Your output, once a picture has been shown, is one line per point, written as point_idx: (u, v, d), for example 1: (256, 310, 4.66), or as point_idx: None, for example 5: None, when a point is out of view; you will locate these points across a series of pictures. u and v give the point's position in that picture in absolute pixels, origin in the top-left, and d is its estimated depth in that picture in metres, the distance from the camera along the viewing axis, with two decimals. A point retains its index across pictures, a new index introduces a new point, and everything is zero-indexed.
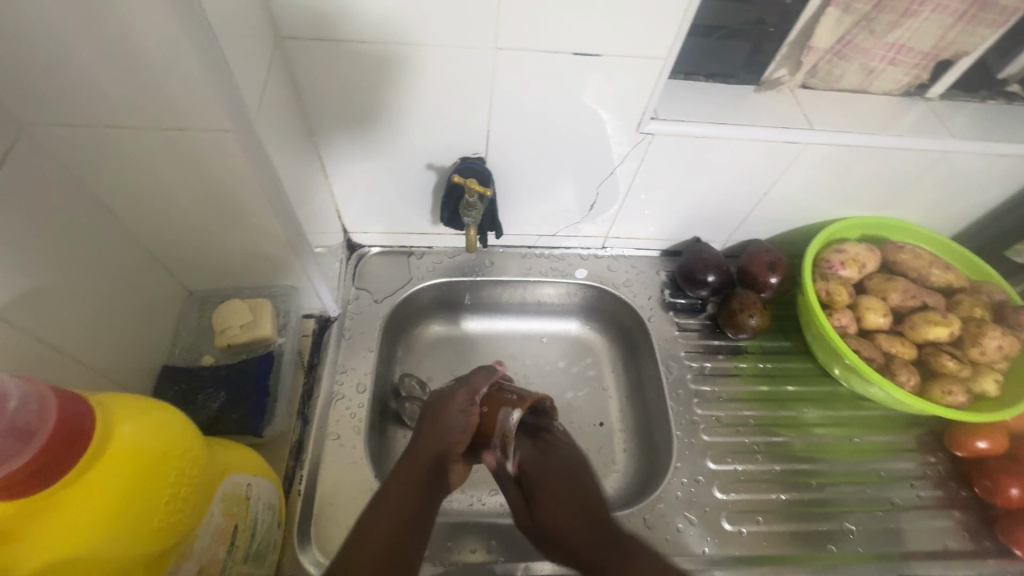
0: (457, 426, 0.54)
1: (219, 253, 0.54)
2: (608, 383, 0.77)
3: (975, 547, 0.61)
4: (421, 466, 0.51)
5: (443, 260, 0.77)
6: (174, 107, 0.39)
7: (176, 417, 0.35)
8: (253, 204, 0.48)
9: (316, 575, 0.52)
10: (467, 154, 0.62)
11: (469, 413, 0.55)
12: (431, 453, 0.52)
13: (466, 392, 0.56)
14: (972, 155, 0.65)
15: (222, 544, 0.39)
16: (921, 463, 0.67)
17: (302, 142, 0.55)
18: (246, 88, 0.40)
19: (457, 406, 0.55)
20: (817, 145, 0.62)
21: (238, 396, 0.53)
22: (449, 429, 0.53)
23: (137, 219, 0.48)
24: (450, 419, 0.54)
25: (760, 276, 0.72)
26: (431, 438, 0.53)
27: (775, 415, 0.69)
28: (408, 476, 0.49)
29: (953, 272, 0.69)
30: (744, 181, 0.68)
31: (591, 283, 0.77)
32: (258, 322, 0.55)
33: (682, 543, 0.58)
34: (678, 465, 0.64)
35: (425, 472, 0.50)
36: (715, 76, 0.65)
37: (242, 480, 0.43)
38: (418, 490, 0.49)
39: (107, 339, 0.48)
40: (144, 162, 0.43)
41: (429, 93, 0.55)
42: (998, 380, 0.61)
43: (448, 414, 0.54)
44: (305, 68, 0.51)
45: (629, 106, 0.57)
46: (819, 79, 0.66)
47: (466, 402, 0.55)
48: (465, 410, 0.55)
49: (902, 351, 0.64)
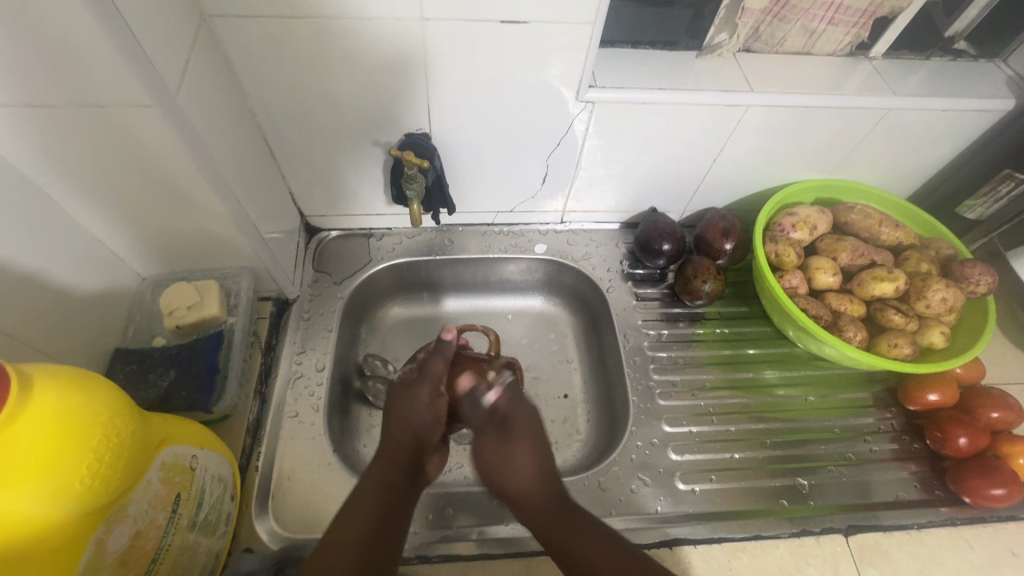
0: (426, 418, 0.52)
1: (165, 236, 0.54)
2: (572, 356, 0.78)
3: (928, 497, 0.62)
4: (393, 462, 0.49)
5: (403, 241, 0.77)
6: (92, 85, 0.39)
7: (106, 385, 0.36)
8: (193, 189, 0.49)
9: (271, 544, 0.53)
10: (411, 130, 0.63)
11: (437, 403, 0.53)
12: (403, 448, 0.50)
13: (428, 382, 0.54)
14: (917, 113, 0.65)
15: (162, 510, 0.41)
16: (877, 418, 0.68)
17: (243, 124, 0.56)
18: (160, 64, 0.41)
19: (422, 398, 0.53)
20: (759, 108, 0.63)
21: (187, 374, 0.54)
22: (417, 420, 0.52)
23: (76, 204, 0.48)
24: (416, 410, 0.52)
25: (715, 243, 0.72)
26: (404, 433, 0.51)
27: (733, 377, 0.70)
28: (380, 473, 0.48)
29: (902, 230, 0.70)
30: (693, 149, 0.68)
31: (550, 258, 0.78)
32: (205, 302, 0.57)
33: (635, 502, 0.59)
34: (634, 429, 0.65)
35: (400, 471, 0.49)
36: (658, 43, 0.66)
37: (184, 451, 0.44)
38: (390, 482, 0.48)
39: (56, 321, 0.48)
40: (75, 143, 0.43)
41: (363, 68, 0.56)
42: (944, 332, 0.64)
43: (414, 403, 0.52)
44: (237, 48, 0.52)
45: (567, 74, 0.58)
46: (762, 42, 0.66)
47: (431, 392, 0.53)
48: (432, 400, 0.53)
49: (851, 308, 0.66)
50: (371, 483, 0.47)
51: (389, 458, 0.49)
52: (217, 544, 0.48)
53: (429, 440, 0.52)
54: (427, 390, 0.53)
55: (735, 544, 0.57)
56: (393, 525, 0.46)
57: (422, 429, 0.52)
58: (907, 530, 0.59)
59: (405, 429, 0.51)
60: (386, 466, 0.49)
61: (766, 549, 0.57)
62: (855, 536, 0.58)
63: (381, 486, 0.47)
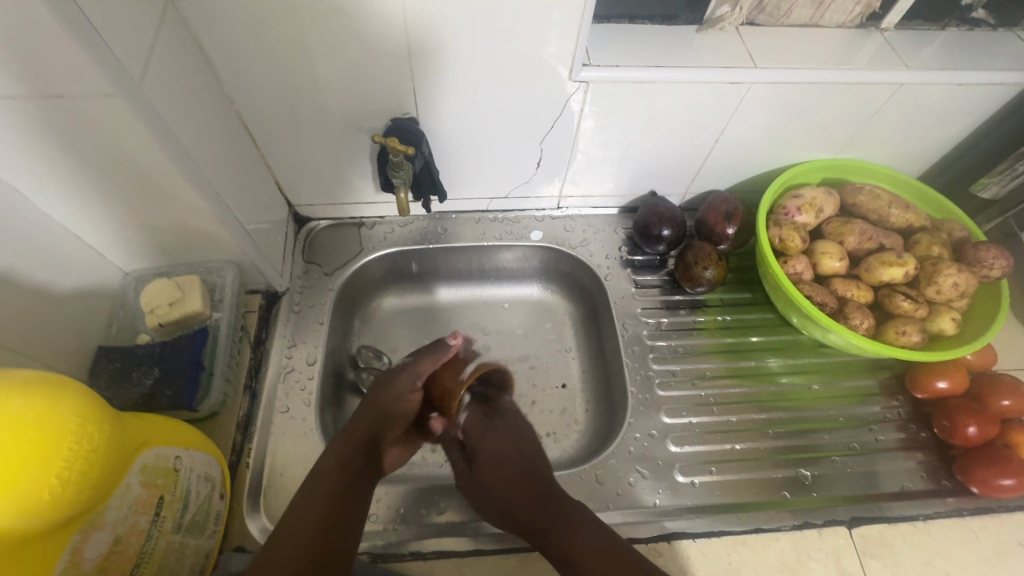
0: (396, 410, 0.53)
1: (143, 229, 0.53)
2: (570, 345, 0.76)
3: (935, 487, 0.60)
4: (352, 445, 0.50)
5: (395, 229, 0.75)
6: (53, 75, 0.37)
7: (77, 391, 0.35)
8: (169, 182, 0.47)
9: (262, 542, 0.52)
10: (398, 114, 0.61)
11: (408, 398, 0.53)
12: (365, 432, 0.51)
13: (409, 378, 0.53)
14: (931, 87, 0.61)
15: (144, 514, 0.40)
16: (884, 406, 0.66)
17: (220, 112, 0.54)
18: (119, 52, 0.39)
19: (397, 390, 0.53)
20: (763, 85, 0.59)
21: (172, 372, 0.53)
22: (387, 404, 0.53)
23: (49, 201, 0.46)
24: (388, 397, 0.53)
25: (717, 227, 0.70)
26: (367, 419, 0.52)
27: (735, 366, 0.68)
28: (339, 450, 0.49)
29: (913, 212, 0.67)
30: (695, 129, 0.65)
31: (546, 245, 0.76)
32: (188, 299, 0.56)
33: (633, 495, 0.58)
34: (633, 421, 0.63)
35: (359, 454, 0.50)
36: (656, 18, 0.62)
37: (167, 453, 0.43)
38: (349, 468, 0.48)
39: (39, 322, 0.47)
40: (40, 136, 0.41)
41: (345, 48, 0.53)
42: (955, 318, 0.62)
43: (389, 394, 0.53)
44: (207, 29, 0.50)
45: (559, 52, 0.55)
46: (767, 14, 0.63)
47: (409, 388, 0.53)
48: (406, 396, 0.53)
49: (858, 295, 0.64)
50: (328, 464, 0.48)
51: (348, 441, 0.50)
52: (206, 545, 0.48)
53: (390, 430, 0.53)
54: (402, 386, 0.53)
55: (736, 537, 0.56)
56: (348, 504, 0.46)
57: (388, 419, 0.53)
58: (912, 521, 0.58)
59: (367, 416, 0.52)
60: (347, 450, 0.50)
61: (767, 542, 0.56)
62: (858, 529, 0.57)
63: (342, 462, 0.49)
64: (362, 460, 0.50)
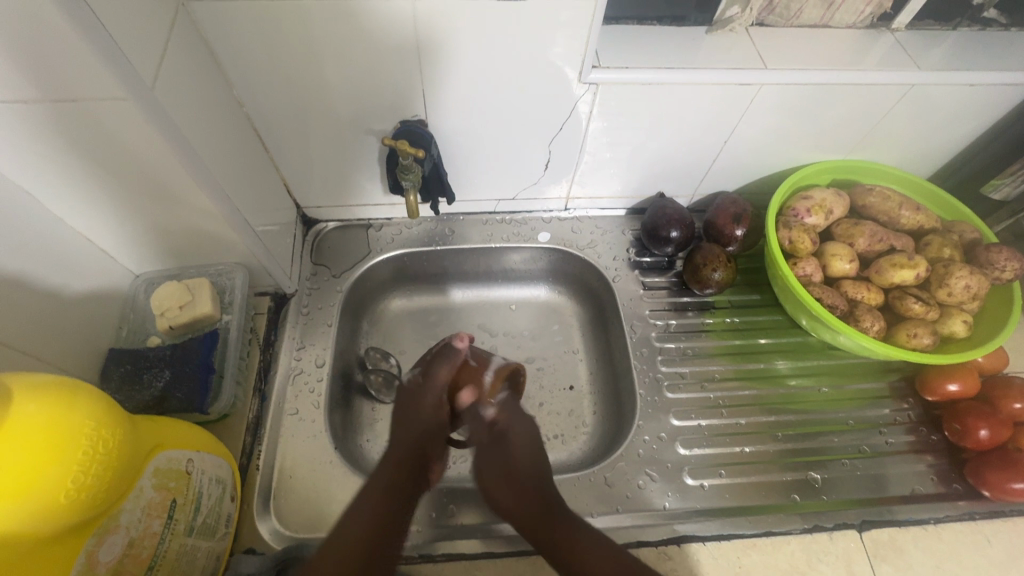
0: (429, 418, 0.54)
1: (153, 231, 0.53)
2: (578, 346, 0.76)
3: (945, 491, 0.60)
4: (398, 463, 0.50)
5: (403, 231, 0.75)
6: (66, 79, 0.37)
7: (90, 395, 0.35)
8: (180, 185, 0.47)
9: (272, 545, 0.53)
10: (406, 117, 0.61)
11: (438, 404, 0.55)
12: (408, 449, 0.51)
13: (433, 386, 0.56)
14: (942, 88, 0.61)
15: (156, 517, 0.40)
16: (894, 409, 0.66)
17: (230, 115, 0.54)
18: (131, 55, 0.39)
19: (428, 401, 0.55)
20: (773, 86, 0.59)
21: (182, 374, 0.53)
22: (423, 417, 0.54)
23: (62, 205, 0.46)
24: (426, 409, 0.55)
25: (725, 229, 0.70)
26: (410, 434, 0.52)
27: (743, 368, 0.68)
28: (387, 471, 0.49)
29: (924, 213, 0.67)
30: (704, 130, 0.65)
31: (554, 246, 0.75)
32: (197, 302, 0.56)
33: (642, 498, 0.58)
34: (641, 423, 0.63)
35: (406, 477, 0.49)
36: (665, 19, 0.62)
37: (178, 455, 0.43)
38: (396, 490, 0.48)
39: (51, 325, 0.47)
40: (53, 141, 0.41)
41: (353, 50, 0.53)
42: (967, 321, 0.61)
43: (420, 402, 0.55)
44: (217, 32, 0.50)
45: (568, 54, 0.55)
46: (777, 15, 0.62)
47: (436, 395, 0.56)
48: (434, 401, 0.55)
49: (868, 297, 0.63)
50: (379, 484, 0.48)
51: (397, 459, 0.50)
52: (217, 547, 0.48)
53: (434, 445, 0.53)
54: (432, 399, 0.55)
55: (745, 540, 0.55)
56: (393, 527, 0.46)
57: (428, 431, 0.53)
58: (923, 525, 0.57)
59: (410, 431, 0.53)
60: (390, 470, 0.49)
61: (776, 546, 0.55)
62: (868, 532, 0.57)
63: (389, 484, 0.48)
64: (409, 480, 0.49)
